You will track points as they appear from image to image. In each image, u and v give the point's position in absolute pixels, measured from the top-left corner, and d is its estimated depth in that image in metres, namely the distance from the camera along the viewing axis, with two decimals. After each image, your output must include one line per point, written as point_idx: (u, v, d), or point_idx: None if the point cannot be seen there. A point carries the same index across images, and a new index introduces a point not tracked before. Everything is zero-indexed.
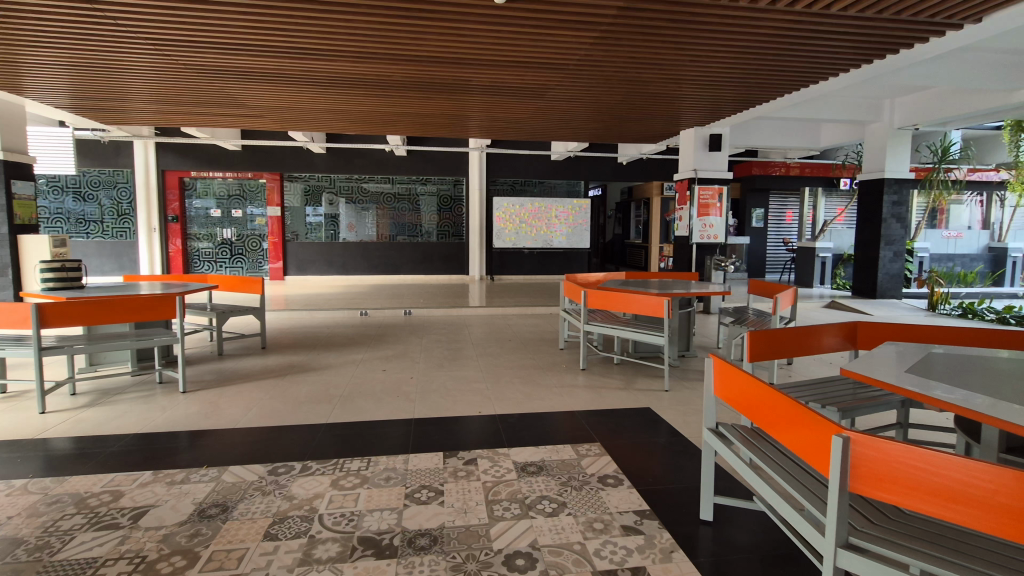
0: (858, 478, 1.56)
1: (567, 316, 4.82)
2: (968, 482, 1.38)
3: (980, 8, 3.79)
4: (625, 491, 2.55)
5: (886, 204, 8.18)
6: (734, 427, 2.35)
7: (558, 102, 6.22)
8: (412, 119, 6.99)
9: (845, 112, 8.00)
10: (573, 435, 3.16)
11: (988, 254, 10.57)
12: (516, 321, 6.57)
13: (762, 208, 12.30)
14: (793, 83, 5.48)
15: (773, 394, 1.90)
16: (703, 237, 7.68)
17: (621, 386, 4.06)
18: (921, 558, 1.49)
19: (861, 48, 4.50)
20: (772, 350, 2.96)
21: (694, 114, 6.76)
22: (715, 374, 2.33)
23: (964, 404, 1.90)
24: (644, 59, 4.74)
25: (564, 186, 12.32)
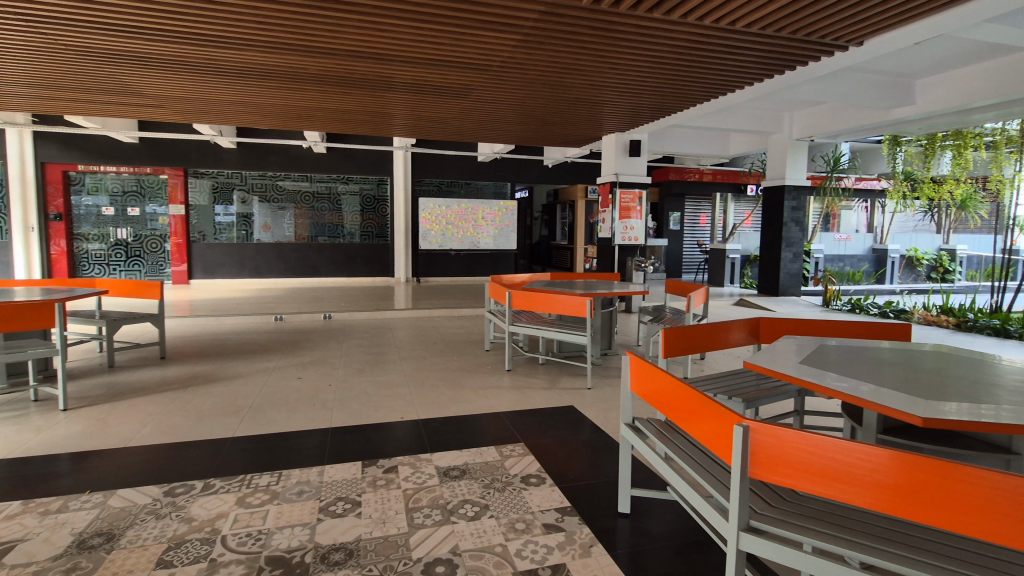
0: (757, 464, 1.65)
1: (492, 317, 4.80)
2: (851, 463, 1.50)
3: (860, 32, 4.20)
4: (547, 490, 2.57)
5: (786, 209, 8.91)
6: (649, 421, 2.43)
7: (484, 104, 6.22)
8: (331, 115, 6.72)
9: (751, 123, 8.60)
10: (498, 437, 3.15)
11: (873, 254, 11.59)
12: (441, 324, 6.49)
13: (678, 211, 12.95)
14: (705, 93, 5.82)
15: (683, 388, 1.98)
16: (625, 238, 7.96)
17: (546, 385, 4.10)
18: (813, 536, 1.60)
19: (763, 63, 4.85)
20: (684, 346, 3.11)
21: (615, 119, 6.99)
22: (631, 371, 2.39)
23: (852, 391, 2.08)
24: (566, 64, 4.84)
25: (491, 188, 12.37)
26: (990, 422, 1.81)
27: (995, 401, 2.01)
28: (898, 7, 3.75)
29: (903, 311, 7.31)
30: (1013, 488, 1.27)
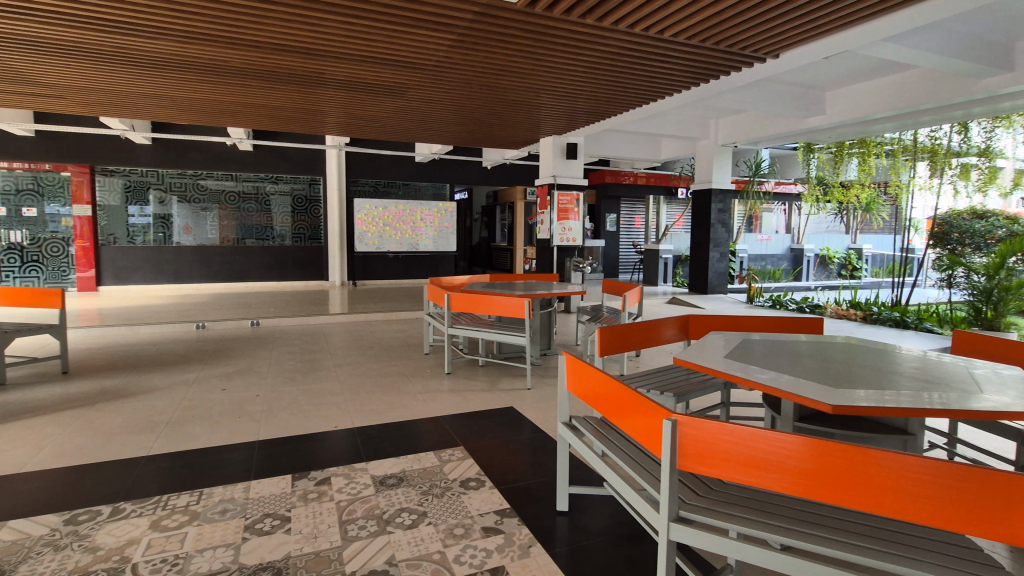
0: (685, 456, 1.71)
1: (431, 320, 4.73)
2: (771, 451, 1.58)
3: (777, 45, 4.48)
4: (486, 492, 2.55)
5: (713, 211, 9.38)
6: (586, 419, 2.46)
7: (420, 103, 6.13)
8: (259, 111, 6.40)
9: (681, 128, 8.98)
10: (437, 441, 3.10)
11: (791, 254, 12.25)
12: (378, 328, 6.34)
13: (614, 213, 13.33)
14: (637, 99, 6.02)
15: (616, 385, 2.03)
16: (563, 239, 8.08)
17: (485, 387, 4.09)
18: (737, 522, 1.67)
19: (690, 70, 5.08)
20: (619, 344, 3.18)
21: (552, 122, 7.08)
22: (568, 370, 2.41)
23: (773, 384, 2.19)
24: (502, 65, 4.85)
25: (429, 189, 12.22)
26: (890, 405, 1.97)
27: (897, 388, 2.19)
28: (808, 24, 4.03)
29: (818, 306, 7.89)
30: (911, 466, 1.39)
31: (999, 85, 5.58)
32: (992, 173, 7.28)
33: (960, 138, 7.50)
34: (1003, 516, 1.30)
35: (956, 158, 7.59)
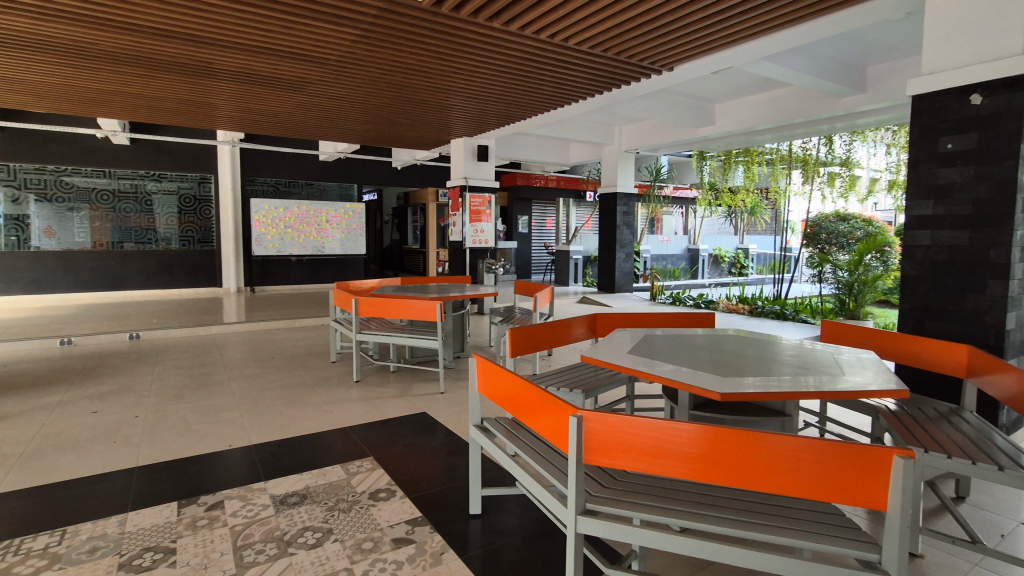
0: (590, 450, 1.77)
1: (338, 326, 4.52)
2: (668, 440, 1.67)
3: (672, 58, 4.78)
4: (397, 502, 2.48)
5: (618, 214, 9.84)
6: (497, 420, 2.46)
7: (323, 99, 5.85)
8: (136, 101, 5.78)
9: (588, 133, 9.32)
10: (344, 453, 2.96)
11: (688, 254, 13.18)
12: (279, 336, 5.95)
13: (526, 215, 13.57)
14: (545, 104, 6.17)
15: (526, 385, 2.04)
16: (476, 241, 8.08)
17: (397, 393, 3.98)
18: (639, 509, 1.74)
19: (593, 78, 5.30)
20: (531, 344, 3.23)
21: (462, 124, 7.08)
22: (478, 373, 2.40)
23: (671, 376, 2.33)
24: (409, 64, 4.76)
25: (336, 190, 11.74)
26: (770, 389, 2.18)
27: (776, 374, 2.41)
28: (698, 41, 4.36)
29: (712, 301, 8.54)
30: (786, 445, 1.54)
31: (856, 104, 6.39)
32: (852, 181, 8.31)
33: (826, 149, 8.45)
34: (860, 482, 1.48)
35: (824, 167, 8.44)
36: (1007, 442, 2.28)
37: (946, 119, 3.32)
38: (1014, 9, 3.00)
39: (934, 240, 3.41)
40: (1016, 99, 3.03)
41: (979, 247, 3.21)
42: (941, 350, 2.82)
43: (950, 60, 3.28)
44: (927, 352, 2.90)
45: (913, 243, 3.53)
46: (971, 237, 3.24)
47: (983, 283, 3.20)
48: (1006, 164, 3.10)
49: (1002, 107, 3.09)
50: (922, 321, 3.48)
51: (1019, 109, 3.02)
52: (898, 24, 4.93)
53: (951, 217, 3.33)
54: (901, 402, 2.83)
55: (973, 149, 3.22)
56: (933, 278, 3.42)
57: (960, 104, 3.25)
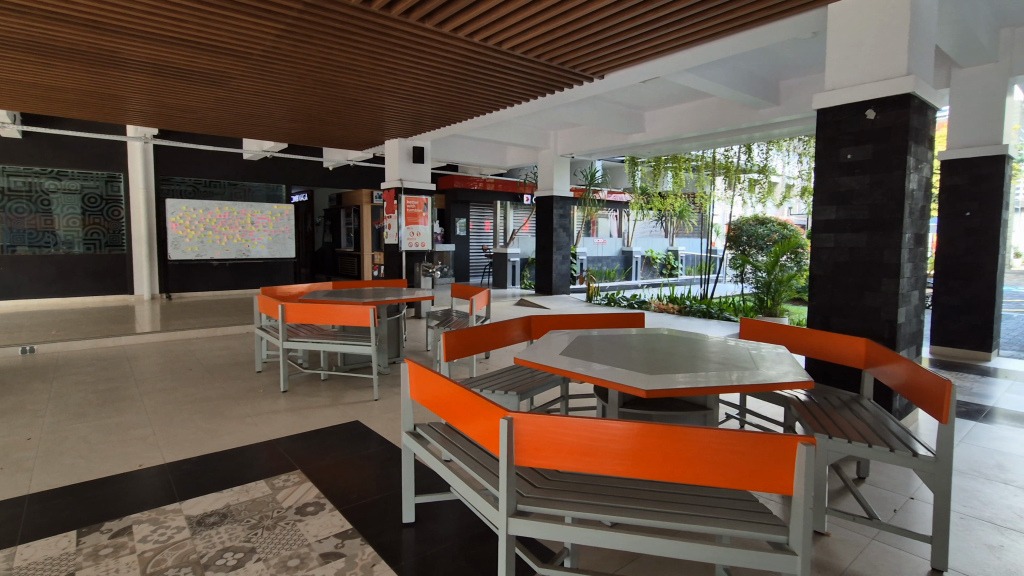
0: (521, 452, 1.77)
1: (263, 333, 4.30)
2: (596, 439, 1.72)
3: (603, 66, 4.93)
4: (326, 516, 2.39)
5: (555, 217, 10.00)
6: (430, 426, 2.43)
7: (247, 96, 5.57)
8: (30, 90, 5.25)
9: (524, 137, 9.43)
10: (269, 468, 2.82)
11: (622, 255, 13.63)
12: (198, 346, 5.59)
13: (464, 217, 13.52)
14: (481, 107, 6.19)
15: (459, 391, 2.03)
16: (411, 244, 7.93)
17: (327, 403, 3.84)
18: (570, 507, 1.77)
19: (528, 83, 5.38)
20: (467, 347, 3.22)
21: (397, 125, 6.95)
22: (411, 378, 2.36)
23: (602, 376, 2.38)
24: (339, 62, 4.62)
25: (263, 190, 11.21)
26: (695, 385, 2.29)
27: (700, 371, 2.52)
28: (626, 50, 4.52)
29: (645, 302, 8.88)
30: (704, 438, 1.61)
31: (771, 115, 6.85)
32: (769, 187, 8.81)
33: (746, 157, 8.98)
34: (769, 470, 1.58)
35: (743, 174, 8.99)
36: (899, 427, 2.51)
37: (846, 132, 3.63)
38: (900, 34, 3.33)
39: (837, 242, 3.71)
40: (902, 115, 3.36)
41: (874, 249, 3.53)
42: (844, 344, 3.06)
43: (847, 77, 3.58)
44: (831, 346, 3.14)
45: (819, 245, 3.82)
46: (868, 239, 3.56)
47: (878, 281, 3.52)
48: (896, 174, 3.43)
49: (891, 122, 3.42)
50: (827, 317, 3.77)
51: (905, 125, 3.35)
52: (805, 43, 5.34)
53: (851, 221, 3.64)
54: (810, 392, 3.05)
55: (868, 159, 3.54)
56: (837, 277, 3.71)
57: (857, 118, 3.57)
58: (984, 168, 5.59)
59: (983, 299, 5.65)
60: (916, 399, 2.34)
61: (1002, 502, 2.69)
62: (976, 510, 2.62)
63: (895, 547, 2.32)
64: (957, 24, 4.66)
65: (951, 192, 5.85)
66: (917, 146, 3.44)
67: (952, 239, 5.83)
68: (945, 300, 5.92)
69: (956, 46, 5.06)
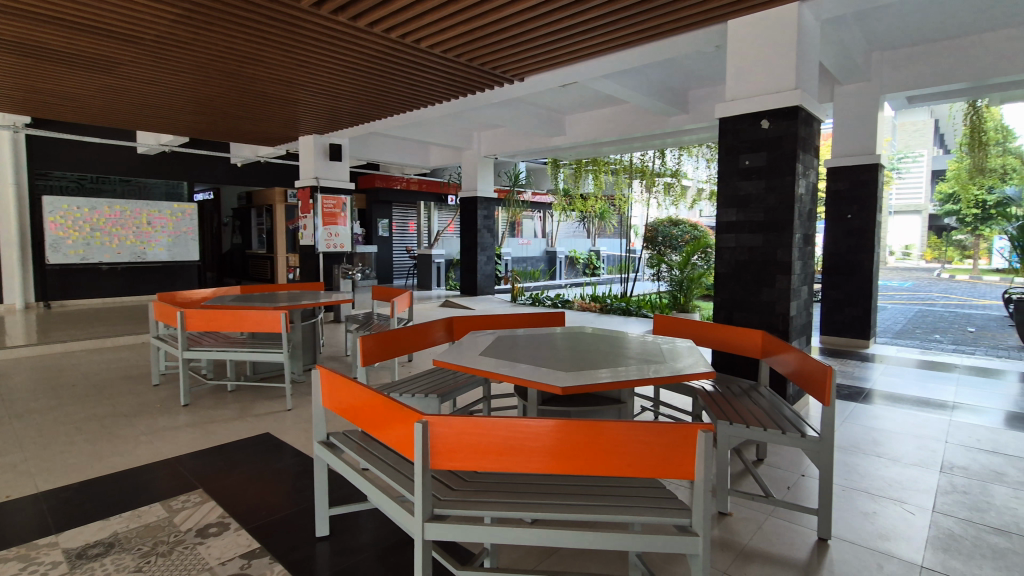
0: (437, 456, 1.74)
1: (160, 343, 3.96)
2: (513, 437, 1.72)
3: (521, 69, 5.00)
4: (231, 536, 2.23)
5: (479, 217, 10.00)
6: (344, 434, 2.33)
7: (139, 83, 5.09)
8: None
9: (447, 137, 9.35)
10: (166, 489, 2.60)
11: (546, 255, 13.91)
12: (82, 360, 5.04)
13: (386, 218, 13.20)
14: (401, 105, 6.08)
15: (374, 397, 1.96)
16: (329, 245, 7.61)
17: (234, 415, 3.60)
18: (489, 508, 1.77)
19: (449, 84, 5.37)
20: (386, 351, 3.13)
21: (313, 121, 6.66)
22: (322, 386, 2.26)
23: (522, 376, 2.40)
24: (245, 53, 4.35)
25: (161, 187, 10.42)
26: (614, 379, 2.38)
27: (618, 366, 2.62)
28: (545, 55, 4.62)
29: (568, 302, 9.12)
30: (615, 432, 1.67)
31: (681, 122, 7.25)
32: (680, 191, 9.40)
33: (659, 161, 9.45)
34: (675, 458, 1.66)
35: (658, 177, 9.46)
36: (791, 411, 2.74)
37: (744, 140, 3.92)
38: (788, 52, 3.64)
39: (737, 242, 4.00)
40: (792, 126, 3.68)
41: (769, 248, 3.84)
42: (744, 337, 3.30)
43: (745, 89, 3.86)
44: (734, 339, 3.37)
45: (722, 245, 4.09)
46: (764, 239, 3.86)
47: (773, 278, 3.83)
48: (787, 179, 3.74)
49: (782, 131, 3.73)
50: (730, 312, 4.06)
51: (794, 135, 3.67)
52: (709, 55, 5.71)
53: (749, 223, 3.93)
54: (715, 383, 3.26)
55: (764, 165, 3.84)
56: (737, 275, 4.00)
57: (754, 127, 3.86)
58: (861, 176, 6.26)
59: (862, 292, 6.32)
60: (805, 385, 2.57)
61: (876, 473, 3.02)
62: (855, 482, 2.91)
63: (788, 521, 2.53)
64: (838, 45, 5.17)
65: (835, 197, 6.49)
66: (804, 154, 3.78)
67: (837, 239, 6.48)
68: (832, 294, 6.55)
69: (837, 65, 5.61)
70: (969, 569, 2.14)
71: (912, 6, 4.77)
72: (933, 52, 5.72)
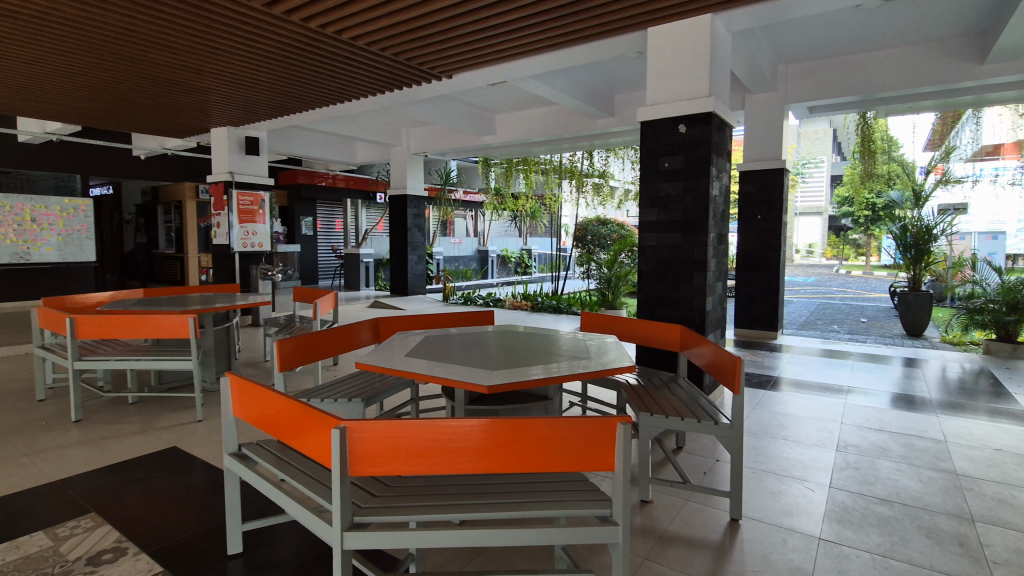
0: (356, 462, 1.67)
1: (46, 353, 3.56)
2: (436, 439, 1.69)
3: (449, 66, 4.94)
4: (129, 561, 2.05)
5: (409, 216, 9.82)
6: (257, 444, 2.20)
7: (18, 63, 4.55)
8: None
9: (375, 133, 9.11)
10: (52, 515, 2.34)
11: (478, 255, 13.92)
12: None
13: (311, 216, 12.66)
14: (324, 98, 5.85)
15: (289, 405, 1.86)
16: (245, 245, 7.19)
17: (135, 430, 3.31)
18: (413, 512, 1.72)
19: (375, 78, 5.23)
20: (307, 355, 2.99)
21: (226, 111, 6.24)
22: (233, 395, 2.11)
23: (449, 376, 2.36)
24: (145, 36, 4.01)
25: (49, 181, 9.31)
26: (540, 376, 2.40)
27: (546, 363, 2.65)
28: (472, 53, 4.60)
29: (500, 301, 9.16)
30: (540, 427, 1.68)
31: (607, 125, 7.47)
32: (607, 191, 9.70)
33: (588, 162, 9.70)
34: (596, 451, 1.70)
35: (586, 178, 9.71)
36: (707, 401, 2.89)
37: (664, 143, 4.10)
38: (702, 61, 3.83)
39: (658, 241, 4.17)
40: (706, 131, 3.89)
41: (687, 247, 4.04)
42: (664, 331, 3.44)
43: (664, 95, 4.03)
44: (655, 334, 3.51)
45: (644, 244, 4.25)
46: (683, 238, 4.05)
47: (691, 275, 4.03)
48: (702, 181, 3.95)
49: (698, 136, 3.92)
50: (653, 307, 4.23)
51: (708, 140, 3.88)
52: (632, 61, 5.92)
53: (669, 222, 4.11)
54: (639, 376, 3.38)
55: (681, 167, 4.03)
56: (659, 272, 4.18)
57: (672, 132, 4.04)
58: (769, 179, 6.73)
59: (770, 287, 6.81)
60: (719, 376, 2.71)
61: (782, 455, 3.26)
62: (763, 464, 3.13)
63: (703, 505, 2.67)
64: (748, 56, 5.52)
65: (747, 199, 6.94)
66: (717, 158, 4.01)
67: (748, 238, 6.93)
68: (744, 289, 7.01)
69: (747, 75, 5.98)
70: (859, 538, 2.35)
71: (812, 22, 5.18)
72: (829, 67, 6.25)
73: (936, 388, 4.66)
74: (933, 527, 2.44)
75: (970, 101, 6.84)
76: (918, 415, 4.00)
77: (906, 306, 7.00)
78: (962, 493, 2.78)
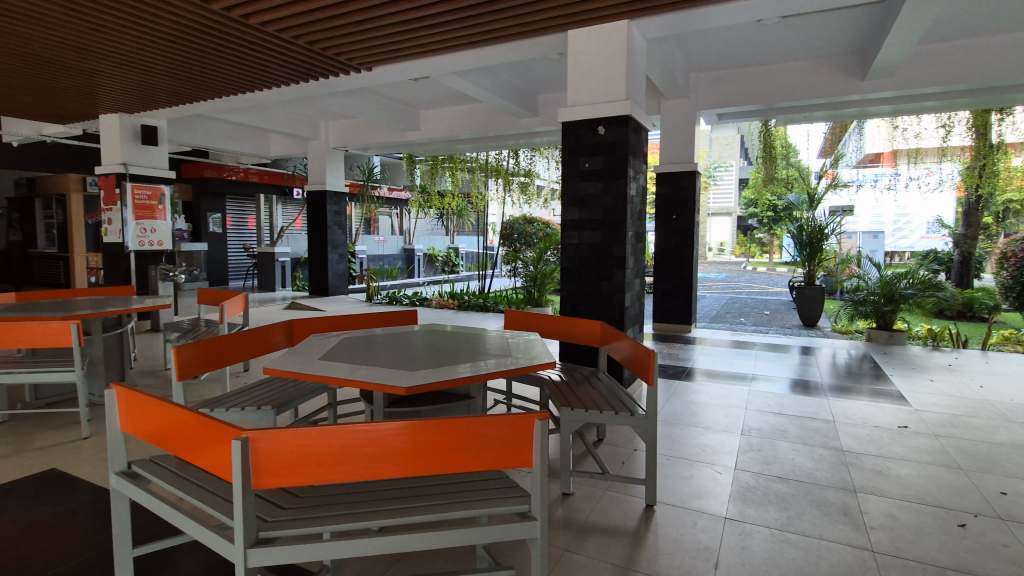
0: (261, 474, 1.57)
1: None
2: (349, 445, 1.62)
3: (369, 58, 4.78)
4: None
5: (329, 213, 9.43)
6: (149, 461, 2.01)
7: None
8: None
9: (291, 126, 8.67)
10: None
11: (404, 253, 13.65)
12: None
13: (219, 213, 11.83)
14: (232, 86, 5.47)
15: (184, 417, 1.71)
16: (143, 243, 6.57)
17: (5, 453, 2.93)
18: (325, 523, 1.64)
19: (289, 67, 4.96)
20: (210, 361, 2.79)
21: (118, 96, 5.67)
22: (119, 409, 1.91)
23: (365, 379, 2.28)
24: (13, 6, 3.54)
25: None
26: (461, 375, 2.38)
27: (467, 361, 2.64)
28: (393, 45, 4.47)
29: (426, 300, 9.04)
30: (458, 427, 1.66)
31: (531, 124, 7.56)
32: (532, 190, 9.82)
33: (513, 161, 9.77)
34: (515, 449, 1.71)
35: (513, 177, 9.74)
36: (623, 394, 3.00)
37: (584, 143, 4.20)
38: (619, 65, 3.97)
39: (579, 239, 4.28)
40: (623, 133, 4.03)
41: (607, 245, 4.18)
42: (584, 327, 3.54)
43: (584, 96, 4.13)
44: (575, 330, 3.59)
45: (566, 242, 4.35)
46: (603, 236, 4.18)
47: (610, 272, 4.17)
48: (620, 181, 4.09)
49: (616, 138, 4.06)
50: (575, 304, 4.33)
51: (625, 142, 4.03)
52: (553, 61, 6.02)
53: (589, 221, 4.23)
54: (561, 372, 3.45)
55: (601, 168, 4.16)
56: (579, 270, 4.29)
57: (591, 133, 4.15)
58: (682, 181, 7.11)
59: (684, 283, 7.20)
60: (635, 369, 2.81)
61: (693, 441, 3.45)
62: (676, 451, 3.29)
63: (621, 493, 2.78)
64: (662, 63, 5.79)
65: (662, 199, 7.29)
66: (634, 159, 4.17)
67: (664, 237, 7.28)
68: (660, 285, 7.37)
69: (662, 80, 6.27)
70: (759, 514, 2.54)
71: (719, 33, 5.51)
72: (735, 77, 6.70)
73: (827, 373, 5.14)
74: (823, 500, 2.69)
75: (853, 113, 7.59)
76: (811, 398, 4.39)
77: (803, 299, 7.68)
78: (847, 467, 3.08)
